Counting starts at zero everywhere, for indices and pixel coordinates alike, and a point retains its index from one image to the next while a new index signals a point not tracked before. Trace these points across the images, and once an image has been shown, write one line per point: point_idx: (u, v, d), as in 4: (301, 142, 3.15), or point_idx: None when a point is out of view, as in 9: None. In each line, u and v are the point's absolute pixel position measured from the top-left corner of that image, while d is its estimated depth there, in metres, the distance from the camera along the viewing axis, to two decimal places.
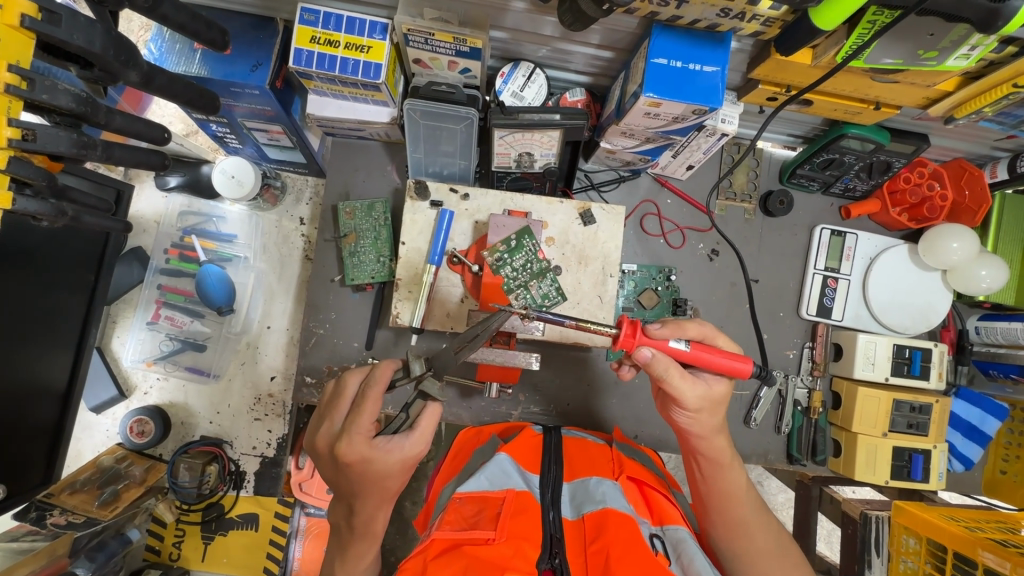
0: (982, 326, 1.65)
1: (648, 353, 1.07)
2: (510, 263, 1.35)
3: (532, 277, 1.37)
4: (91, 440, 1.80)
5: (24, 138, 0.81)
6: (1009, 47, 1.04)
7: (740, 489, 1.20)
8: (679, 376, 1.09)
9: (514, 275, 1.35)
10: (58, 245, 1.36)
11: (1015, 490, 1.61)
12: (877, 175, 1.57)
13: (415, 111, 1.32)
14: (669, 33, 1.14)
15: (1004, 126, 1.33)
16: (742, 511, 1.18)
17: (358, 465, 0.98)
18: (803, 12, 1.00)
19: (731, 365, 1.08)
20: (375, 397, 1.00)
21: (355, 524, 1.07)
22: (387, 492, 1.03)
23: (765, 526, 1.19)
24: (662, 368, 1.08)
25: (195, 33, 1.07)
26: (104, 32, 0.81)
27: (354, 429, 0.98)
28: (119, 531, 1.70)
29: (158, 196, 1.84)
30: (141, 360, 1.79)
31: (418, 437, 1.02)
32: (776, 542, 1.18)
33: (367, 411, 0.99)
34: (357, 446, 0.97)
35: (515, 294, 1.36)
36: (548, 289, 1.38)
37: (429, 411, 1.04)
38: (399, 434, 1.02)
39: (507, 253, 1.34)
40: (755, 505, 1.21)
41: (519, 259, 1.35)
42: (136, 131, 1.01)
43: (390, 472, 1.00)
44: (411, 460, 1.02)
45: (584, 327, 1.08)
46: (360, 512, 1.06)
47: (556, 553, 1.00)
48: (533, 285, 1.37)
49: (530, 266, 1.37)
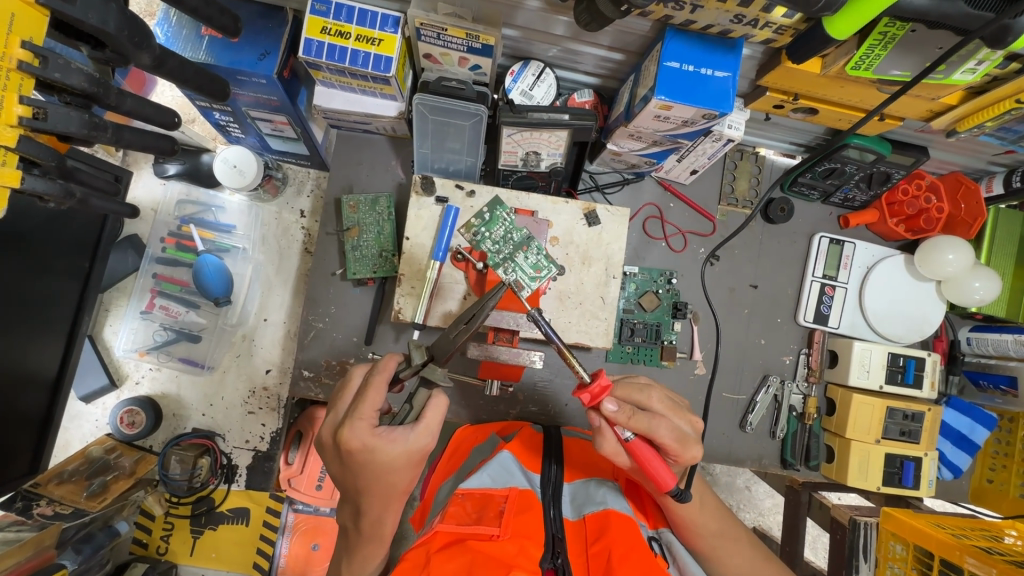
0: (974, 337, 1.69)
1: (595, 420, 1.03)
2: (490, 236, 1.41)
3: (515, 248, 1.39)
4: (79, 430, 1.77)
5: (34, 116, 0.79)
6: (1013, 64, 1.06)
7: (697, 521, 1.13)
8: (612, 450, 1.06)
9: (496, 247, 1.40)
10: (55, 227, 1.34)
11: (1001, 499, 1.64)
12: (876, 186, 1.59)
13: (423, 106, 1.31)
14: (683, 37, 1.15)
15: (1003, 141, 1.36)
16: (700, 541, 1.14)
17: (361, 453, 0.97)
18: (817, 20, 1.01)
19: (657, 478, 1.00)
20: (377, 385, 1.00)
21: (363, 526, 1.06)
22: (393, 489, 1.02)
23: (734, 550, 1.16)
24: (601, 438, 1.05)
25: (208, 19, 1.06)
26: (119, 12, 0.81)
27: (357, 417, 0.98)
28: (107, 523, 1.66)
29: (156, 182, 1.82)
30: (133, 350, 1.76)
31: (422, 430, 1.00)
32: (747, 561, 1.16)
33: (370, 399, 0.99)
34: (361, 434, 0.96)
35: (504, 267, 1.38)
36: (536, 259, 1.39)
37: (434, 403, 1.03)
38: (403, 427, 1.00)
39: (483, 227, 1.41)
40: (717, 530, 1.15)
41: (497, 231, 1.41)
42: (145, 114, 0.99)
43: (396, 466, 0.99)
44: (416, 453, 1.00)
45: (564, 355, 1.04)
46: (367, 514, 1.05)
47: (558, 553, 0.99)
48: (519, 257, 1.39)
49: (511, 237, 1.40)
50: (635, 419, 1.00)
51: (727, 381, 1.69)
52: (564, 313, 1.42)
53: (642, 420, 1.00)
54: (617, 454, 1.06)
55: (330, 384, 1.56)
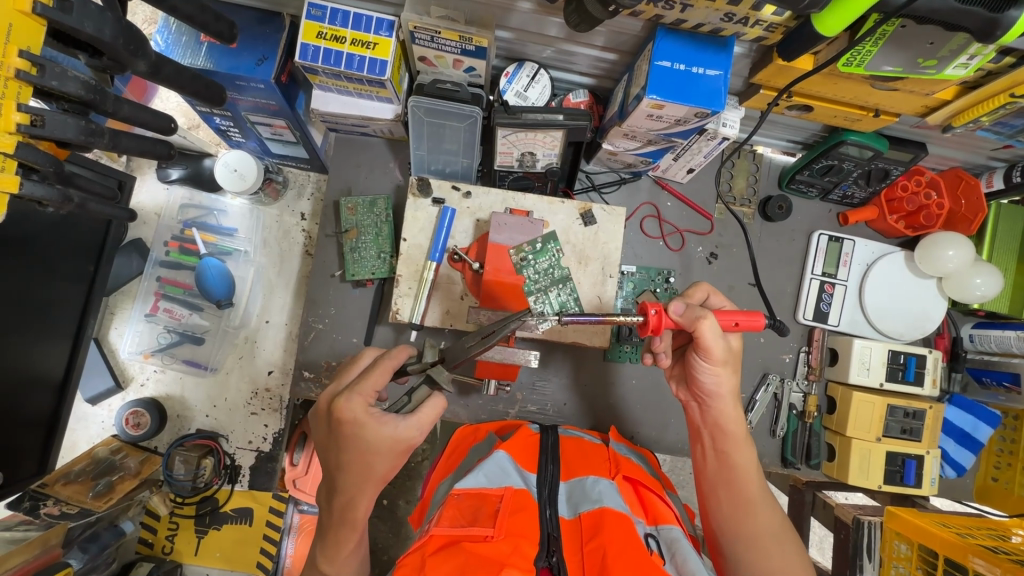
0: (976, 334, 1.67)
1: (679, 305, 1.08)
2: (534, 265, 1.22)
3: (552, 283, 1.19)
4: (86, 431, 1.80)
5: (33, 123, 0.82)
6: (1007, 58, 1.06)
7: (749, 465, 1.17)
8: (717, 327, 1.06)
9: (536, 277, 1.21)
10: (59, 233, 1.37)
11: (1006, 497, 1.63)
12: (875, 183, 1.58)
13: (419, 109, 1.32)
14: (673, 37, 1.15)
15: (1001, 136, 1.35)
16: (751, 487, 1.15)
17: (349, 426, 0.98)
18: (806, 18, 1.02)
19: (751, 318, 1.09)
20: (384, 368, 1.03)
21: (336, 505, 1.06)
22: (371, 472, 1.01)
23: (774, 512, 1.14)
24: (699, 312, 1.06)
25: (204, 25, 1.08)
26: (115, 21, 0.83)
27: (357, 391, 1.00)
28: (112, 523, 1.68)
29: (159, 187, 1.84)
30: (138, 352, 1.79)
31: (415, 421, 1.01)
32: (783, 525, 1.12)
33: (375, 378, 1.01)
34: (356, 408, 0.98)
35: (533, 298, 1.18)
36: (567, 299, 1.17)
37: (432, 402, 1.04)
38: (395, 414, 1.01)
39: (531, 255, 1.22)
40: (764, 489, 1.16)
41: (543, 262, 1.22)
42: (143, 120, 1.01)
43: (380, 449, 0.99)
44: (401, 443, 1.00)
45: (612, 319, 1.06)
46: (343, 492, 1.05)
47: (553, 551, 1.01)
48: (552, 293, 1.19)
49: (553, 271, 1.21)
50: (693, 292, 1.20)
51: None
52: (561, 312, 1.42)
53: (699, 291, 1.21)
54: (717, 331, 1.06)
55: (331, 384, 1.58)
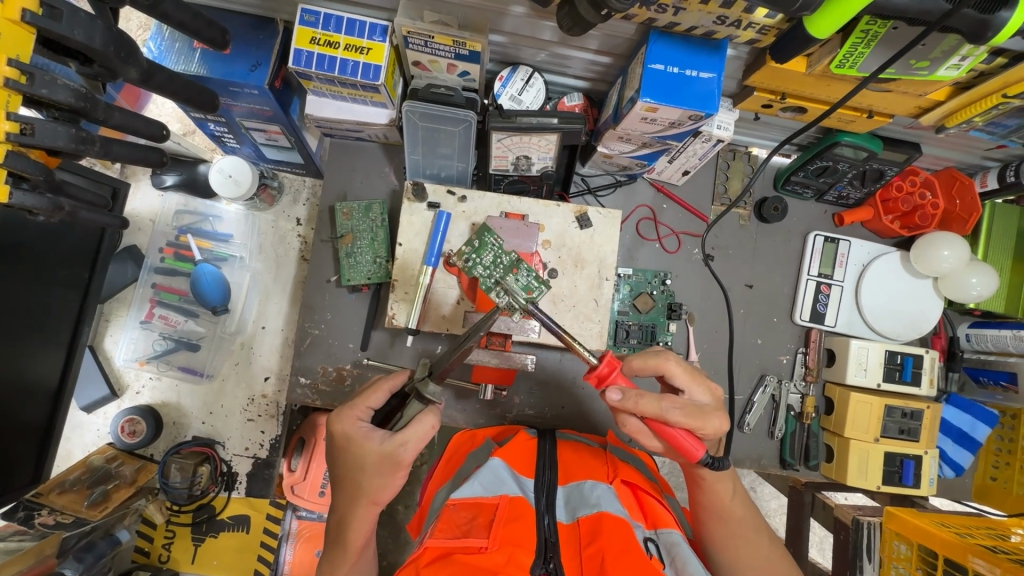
0: (973, 334, 1.67)
1: (619, 396, 1.04)
2: (480, 262, 1.26)
3: (507, 271, 1.23)
4: (81, 440, 1.79)
5: (23, 132, 0.82)
6: (998, 59, 1.07)
7: (729, 504, 1.16)
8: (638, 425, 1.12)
9: (487, 272, 1.24)
10: (51, 240, 1.36)
11: (1004, 497, 1.63)
12: (870, 183, 1.59)
13: (413, 113, 1.32)
14: (667, 39, 1.15)
15: (994, 136, 1.36)
16: (731, 523, 1.16)
17: (342, 439, 1.07)
18: (798, 20, 1.02)
19: (685, 448, 1.05)
20: (376, 387, 1.12)
21: (336, 521, 1.11)
22: (363, 487, 1.07)
23: (759, 540, 1.16)
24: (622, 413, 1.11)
25: (197, 32, 1.07)
26: (105, 28, 0.82)
27: (349, 408, 1.10)
28: (108, 532, 1.67)
29: (154, 195, 1.84)
30: (133, 359, 1.78)
31: (398, 440, 1.04)
32: (768, 551, 1.16)
33: (365, 398, 1.11)
34: (346, 422, 1.07)
35: (494, 292, 1.20)
36: (527, 280, 1.21)
37: (423, 417, 1.06)
38: (383, 430, 1.06)
39: (473, 253, 1.26)
40: (743, 516, 1.17)
41: (487, 256, 1.25)
42: (135, 127, 1.00)
43: (370, 464, 1.04)
44: (387, 458, 1.03)
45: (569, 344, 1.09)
46: (338, 510, 1.11)
47: (551, 557, 0.99)
48: (510, 279, 1.22)
49: (501, 261, 1.24)
50: (642, 403, 1.03)
51: (723, 382, 1.68)
52: (558, 315, 1.43)
53: (650, 403, 1.03)
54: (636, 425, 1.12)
55: (327, 391, 1.57)
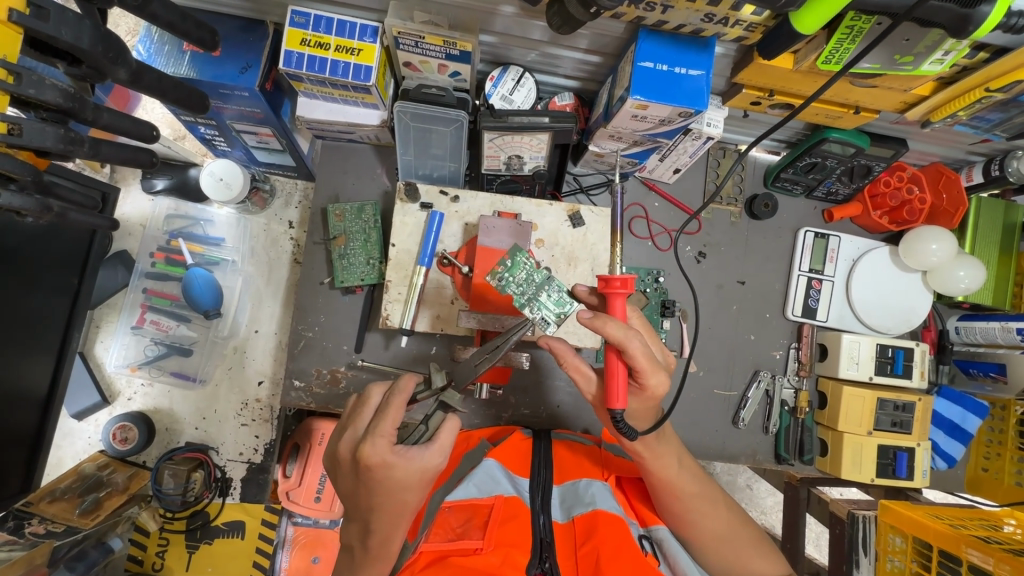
0: (962, 327, 1.69)
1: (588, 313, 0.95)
2: (513, 280, 1.20)
3: (540, 287, 1.19)
4: (72, 448, 1.77)
5: (10, 132, 0.81)
6: (981, 53, 1.09)
7: (674, 479, 1.10)
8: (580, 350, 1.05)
9: (520, 290, 1.19)
10: (41, 245, 1.34)
11: (995, 487, 1.65)
12: (858, 179, 1.61)
13: (405, 114, 1.32)
14: (656, 37, 1.16)
15: (978, 130, 1.38)
16: (680, 500, 1.10)
17: (378, 470, 0.91)
18: (785, 17, 1.03)
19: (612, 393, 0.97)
20: (397, 404, 0.95)
21: (372, 545, 0.97)
22: (406, 509, 0.95)
23: (714, 513, 1.12)
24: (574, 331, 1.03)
25: (185, 33, 1.06)
26: (93, 28, 0.82)
27: (378, 433, 0.92)
28: (100, 540, 1.63)
29: (145, 198, 1.83)
30: (125, 365, 1.76)
31: (438, 448, 0.95)
32: (724, 523, 1.12)
33: (391, 416, 0.94)
34: (381, 450, 0.91)
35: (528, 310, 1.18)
36: (561, 295, 1.18)
37: (448, 425, 0.98)
38: (419, 445, 0.95)
39: (506, 272, 1.20)
40: (691, 487, 1.11)
41: (520, 274, 1.19)
42: (124, 128, 1.00)
43: (411, 484, 0.93)
44: (431, 472, 0.94)
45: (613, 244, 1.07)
46: (378, 532, 0.96)
47: (546, 557, 1.00)
48: (544, 296, 1.18)
49: (534, 277, 1.19)
50: (604, 327, 0.94)
51: (716, 378, 1.69)
52: None
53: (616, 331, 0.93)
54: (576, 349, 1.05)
55: (321, 394, 1.57)
